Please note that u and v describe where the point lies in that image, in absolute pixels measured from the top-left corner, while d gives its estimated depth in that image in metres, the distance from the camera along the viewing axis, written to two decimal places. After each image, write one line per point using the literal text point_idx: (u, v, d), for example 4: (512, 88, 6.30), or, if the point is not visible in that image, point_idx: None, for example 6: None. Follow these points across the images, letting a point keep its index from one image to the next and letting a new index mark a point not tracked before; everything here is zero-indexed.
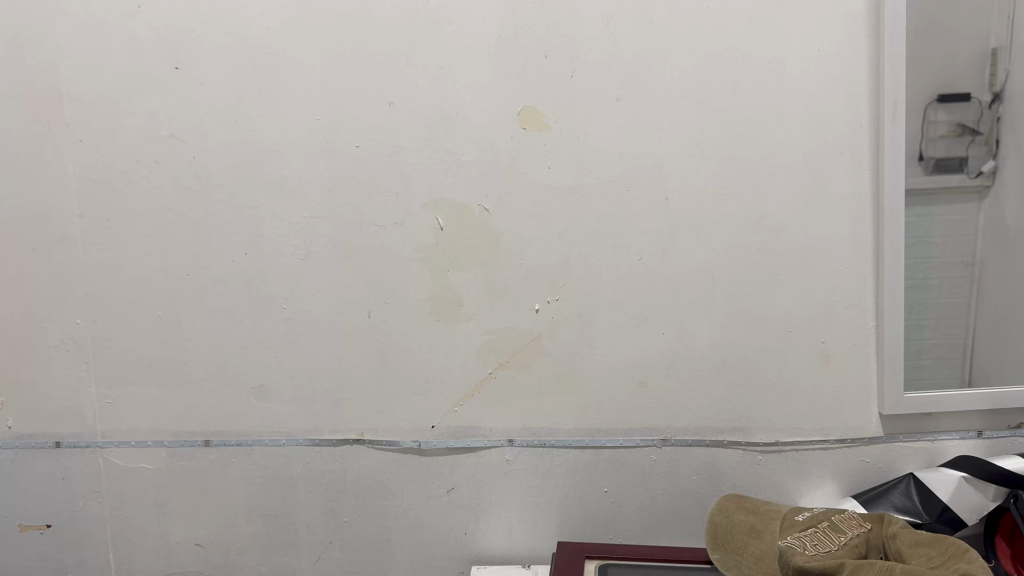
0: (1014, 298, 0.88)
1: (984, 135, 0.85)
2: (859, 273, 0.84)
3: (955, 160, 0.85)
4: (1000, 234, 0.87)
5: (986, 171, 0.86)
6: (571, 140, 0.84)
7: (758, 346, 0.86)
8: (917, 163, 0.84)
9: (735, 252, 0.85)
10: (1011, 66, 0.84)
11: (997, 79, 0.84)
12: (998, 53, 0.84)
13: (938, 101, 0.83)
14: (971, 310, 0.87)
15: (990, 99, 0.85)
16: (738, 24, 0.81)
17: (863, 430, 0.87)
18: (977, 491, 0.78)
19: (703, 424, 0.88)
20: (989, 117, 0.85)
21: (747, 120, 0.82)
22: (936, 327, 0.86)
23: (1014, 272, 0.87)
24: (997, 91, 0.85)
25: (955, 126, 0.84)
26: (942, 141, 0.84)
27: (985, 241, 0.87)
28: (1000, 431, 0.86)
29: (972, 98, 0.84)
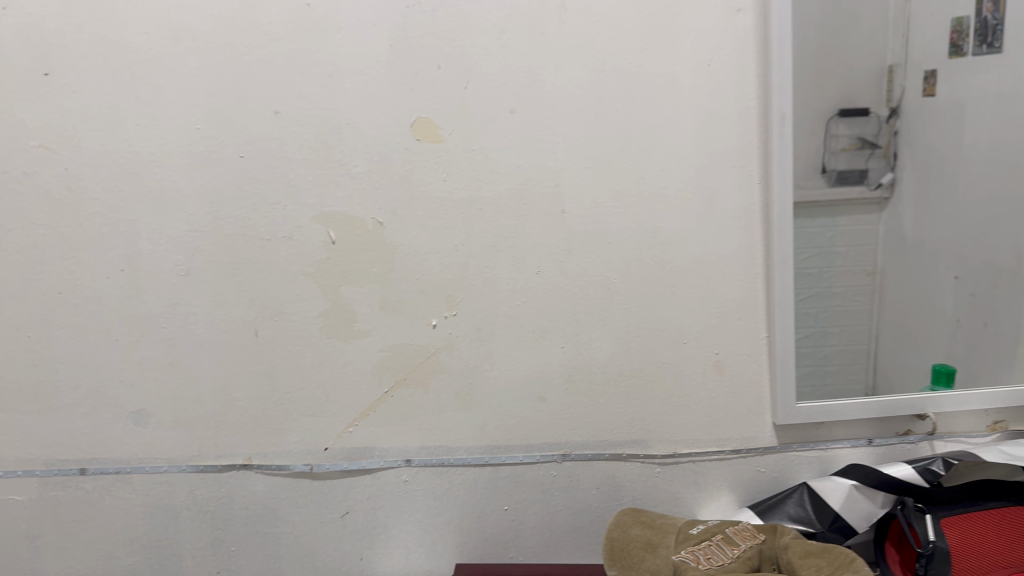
0: (910, 301, 0.95)
1: (882, 148, 0.93)
2: (750, 285, 0.85)
3: (857, 172, 0.91)
4: (900, 243, 0.95)
5: (885, 182, 0.94)
6: (465, 152, 0.82)
7: (655, 359, 0.86)
8: (820, 176, 0.87)
9: (631, 265, 0.84)
10: (904, 83, 0.91)
11: (894, 95, 0.92)
12: (895, 70, 0.91)
13: (839, 116, 0.88)
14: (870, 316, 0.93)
15: (887, 114, 0.92)
16: (630, 36, 0.81)
17: (757, 439, 0.87)
18: (867, 498, 0.80)
19: (602, 438, 0.87)
20: (885, 133, 0.93)
21: (640, 134, 0.82)
22: (841, 333, 0.90)
23: (910, 277, 0.95)
24: (894, 106, 0.92)
25: (855, 140, 0.90)
26: (843, 154, 0.89)
27: (884, 250, 0.94)
28: (888, 438, 0.88)
29: (871, 114, 0.91)
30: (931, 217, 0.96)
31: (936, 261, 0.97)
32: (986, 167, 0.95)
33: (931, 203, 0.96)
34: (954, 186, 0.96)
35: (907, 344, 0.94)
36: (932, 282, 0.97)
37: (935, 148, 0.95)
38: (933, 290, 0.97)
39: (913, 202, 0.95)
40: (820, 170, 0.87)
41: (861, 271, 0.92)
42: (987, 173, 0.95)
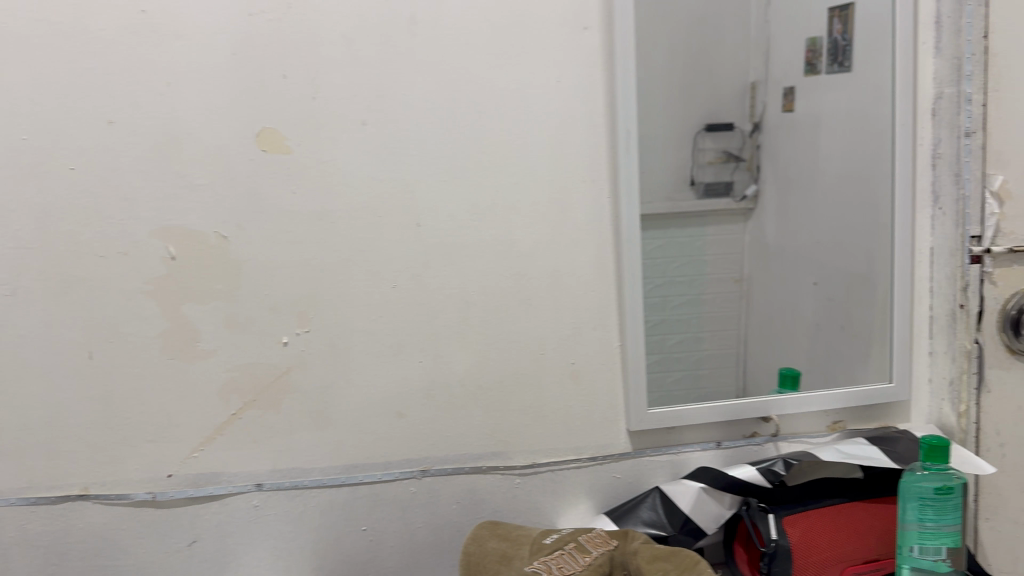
0: (787, 306, 1.10)
1: (746, 161, 1.18)
2: (603, 295, 0.87)
3: (721, 184, 1.15)
4: (763, 248, 1.14)
5: (750, 194, 1.17)
6: (314, 165, 0.80)
7: (512, 371, 0.86)
8: (692, 187, 1.07)
9: (487, 277, 0.84)
10: (766, 99, 1.16)
11: (756, 112, 1.17)
12: (757, 87, 1.16)
13: (705, 131, 1.10)
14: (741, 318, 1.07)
15: (750, 129, 1.17)
16: (482, 50, 0.81)
17: (613, 447, 0.89)
18: (715, 500, 0.83)
19: (461, 453, 0.86)
20: (747, 148, 1.18)
21: (494, 147, 0.83)
22: (712, 336, 1.02)
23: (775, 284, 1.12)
24: (757, 121, 1.18)
25: (719, 153, 1.14)
26: (708, 167, 1.12)
27: (748, 260, 1.12)
28: (735, 440, 0.91)
29: (738, 127, 1.16)
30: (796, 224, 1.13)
31: (801, 267, 1.12)
32: (800, 193, 1.14)
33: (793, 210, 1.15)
34: (823, 196, 1.10)
35: (786, 342, 1.04)
36: (795, 285, 1.12)
37: (793, 163, 1.16)
38: (800, 293, 1.11)
39: (773, 213, 1.17)
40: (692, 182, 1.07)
41: (729, 278, 1.09)
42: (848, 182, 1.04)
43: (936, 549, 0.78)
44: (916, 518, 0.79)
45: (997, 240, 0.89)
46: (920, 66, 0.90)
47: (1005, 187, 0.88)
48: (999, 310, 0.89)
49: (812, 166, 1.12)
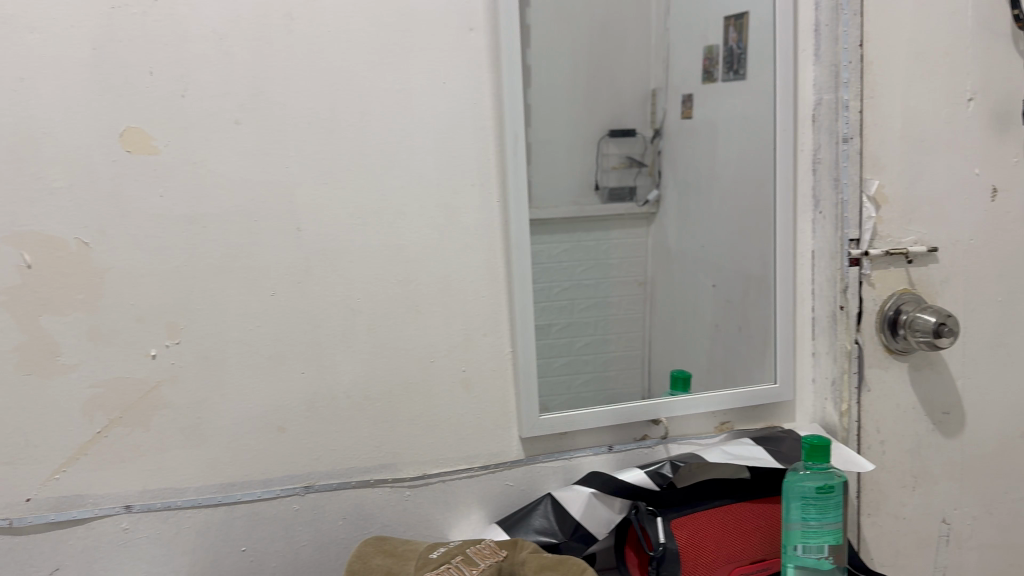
0: (686, 307, 1.11)
1: (648, 167, 1.26)
2: (494, 300, 0.86)
3: (626, 187, 1.25)
4: (664, 252, 1.17)
5: (651, 199, 1.25)
6: (184, 166, 0.75)
7: (401, 380, 0.83)
8: (596, 190, 1.19)
9: (373, 284, 0.81)
10: (666, 105, 1.24)
11: (657, 117, 1.26)
12: (657, 94, 1.25)
13: (608, 137, 1.24)
14: (644, 321, 1.10)
15: (650, 136, 1.26)
16: (363, 50, 0.78)
17: (505, 454, 0.88)
18: (605, 505, 0.82)
19: (347, 466, 0.83)
20: (649, 154, 1.26)
21: (378, 149, 0.80)
22: (618, 340, 1.06)
23: (676, 286, 1.13)
24: (657, 128, 1.26)
25: (623, 159, 1.25)
26: (613, 172, 1.24)
27: (651, 266, 1.16)
28: (627, 444, 0.91)
29: (636, 134, 1.26)
30: (693, 229, 1.16)
31: (699, 267, 1.12)
32: (698, 197, 1.17)
33: (691, 216, 1.17)
34: (719, 199, 1.11)
35: (682, 346, 1.05)
36: (695, 286, 1.11)
37: (692, 169, 1.19)
38: (701, 295, 1.10)
39: (674, 216, 1.20)
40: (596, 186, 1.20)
41: (631, 282, 1.14)
42: (736, 186, 1.06)
43: (818, 547, 0.79)
44: (800, 517, 0.80)
45: (874, 243, 0.92)
46: (801, 73, 0.93)
47: (880, 192, 0.91)
48: (876, 311, 0.93)
49: (707, 170, 1.15)
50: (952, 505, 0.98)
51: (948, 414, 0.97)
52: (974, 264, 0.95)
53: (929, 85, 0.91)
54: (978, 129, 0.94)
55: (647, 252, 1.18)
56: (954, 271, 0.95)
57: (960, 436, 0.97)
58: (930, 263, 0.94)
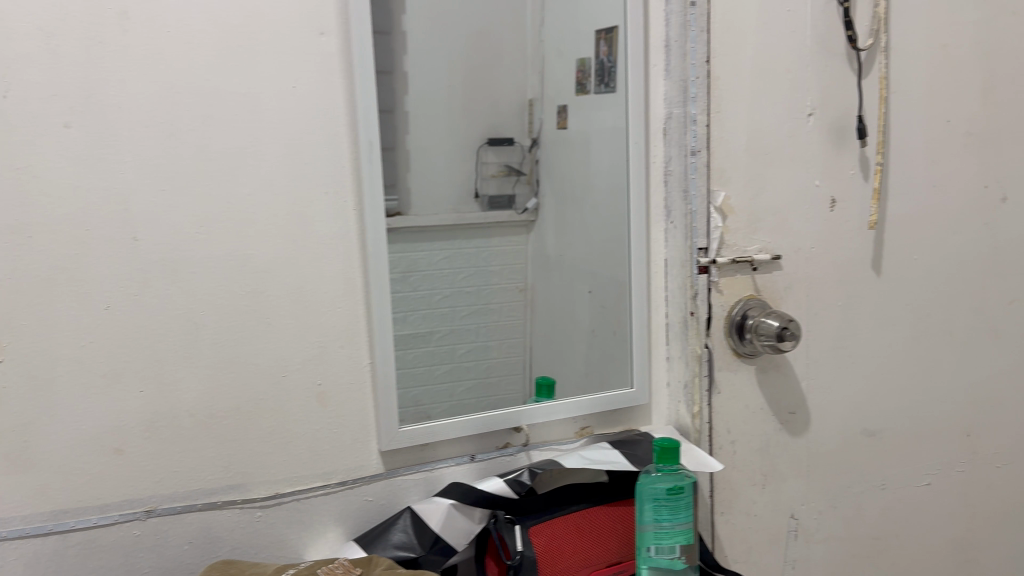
0: (558, 311, 1.11)
1: (526, 176, 1.20)
2: (350, 312, 0.84)
3: (504, 196, 1.19)
4: (541, 260, 1.15)
5: (530, 207, 1.20)
6: (6, 172, 0.70)
7: (251, 395, 0.80)
8: (474, 200, 1.17)
9: (220, 296, 0.78)
10: (542, 116, 1.20)
11: (535, 126, 1.20)
12: (534, 103, 1.21)
13: (486, 145, 1.17)
14: (526, 325, 1.09)
15: (529, 145, 1.20)
16: (204, 52, 0.75)
17: (363, 469, 0.86)
18: (465, 515, 0.82)
19: (192, 487, 0.79)
20: (528, 161, 1.19)
21: (222, 155, 0.77)
22: (499, 346, 1.03)
23: (550, 295, 1.12)
24: (535, 137, 1.20)
25: (501, 167, 1.18)
26: (492, 180, 1.18)
27: (530, 271, 1.13)
28: (489, 453, 0.91)
29: (514, 142, 1.19)
30: (569, 236, 1.15)
31: (574, 274, 1.11)
32: (575, 207, 1.15)
33: (567, 223, 1.16)
34: (586, 210, 1.12)
35: (560, 347, 1.06)
36: (570, 293, 1.11)
37: (568, 177, 1.17)
38: (575, 300, 1.10)
39: (552, 225, 1.17)
40: (474, 196, 1.17)
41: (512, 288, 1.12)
42: (603, 193, 1.06)
43: (671, 547, 0.82)
44: (652, 519, 0.82)
45: (721, 252, 0.96)
46: (652, 87, 0.96)
47: (727, 203, 0.95)
48: (724, 316, 0.97)
49: (575, 180, 1.15)
50: (800, 502, 1.03)
51: (794, 414, 1.01)
52: (814, 271, 1.01)
53: (772, 100, 0.96)
54: (816, 142, 0.99)
55: (527, 261, 1.14)
56: (796, 277, 1.00)
57: (805, 435, 1.02)
58: (774, 271, 0.98)
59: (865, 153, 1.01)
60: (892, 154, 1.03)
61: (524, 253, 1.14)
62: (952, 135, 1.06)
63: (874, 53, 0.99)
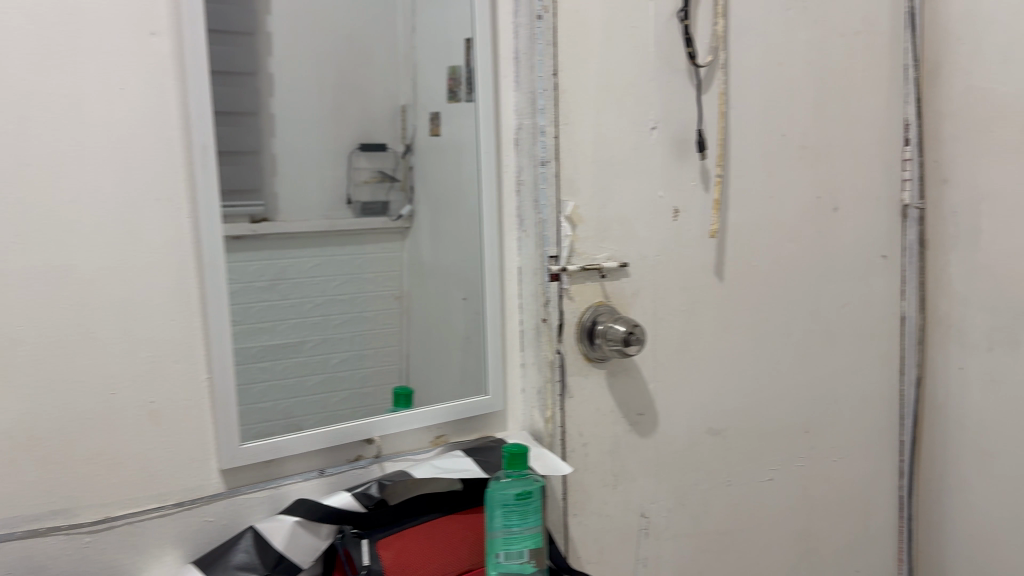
0: (440, 321, 1.11)
1: (399, 181, 1.23)
2: (186, 325, 0.81)
3: (378, 203, 1.24)
4: (418, 269, 1.15)
5: (404, 214, 1.23)
6: None
7: (76, 414, 0.76)
8: (347, 205, 1.21)
9: (40, 310, 0.73)
10: (416, 124, 1.22)
11: (408, 133, 1.23)
12: (406, 109, 1.24)
13: (358, 151, 1.23)
14: (402, 337, 1.10)
15: (401, 152, 1.24)
16: (20, 49, 0.70)
17: (203, 487, 0.83)
18: (311, 532, 0.80)
19: (11, 514, 0.73)
20: (401, 167, 1.24)
21: (41, 159, 0.72)
22: (374, 355, 1.06)
23: (425, 305, 1.13)
24: (408, 144, 1.23)
25: (375, 174, 1.23)
26: (365, 186, 1.23)
27: (408, 278, 1.15)
28: (339, 466, 0.90)
29: (387, 148, 1.25)
30: (446, 248, 1.12)
31: (451, 283, 1.10)
32: (449, 217, 1.12)
33: (443, 233, 1.14)
34: (455, 220, 1.11)
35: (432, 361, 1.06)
36: (450, 303, 1.10)
37: (441, 186, 1.15)
38: (454, 310, 1.09)
39: (428, 233, 1.17)
40: (346, 201, 1.21)
41: (388, 296, 1.14)
42: (462, 205, 1.08)
43: (520, 552, 0.83)
44: (502, 525, 0.82)
45: (572, 260, 0.97)
46: (503, 99, 0.97)
47: (575, 212, 0.97)
48: (575, 321, 0.98)
49: (440, 187, 1.15)
50: (648, 500, 1.07)
51: (642, 415, 1.05)
52: (660, 278, 1.04)
53: (617, 113, 0.98)
54: (660, 155, 1.02)
55: (403, 270, 1.16)
56: (642, 284, 1.03)
57: (653, 435, 1.06)
58: (621, 278, 1.01)
59: (706, 165, 1.05)
60: (731, 167, 1.07)
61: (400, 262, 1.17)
62: (786, 149, 1.12)
63: (713, 69, 1.04)
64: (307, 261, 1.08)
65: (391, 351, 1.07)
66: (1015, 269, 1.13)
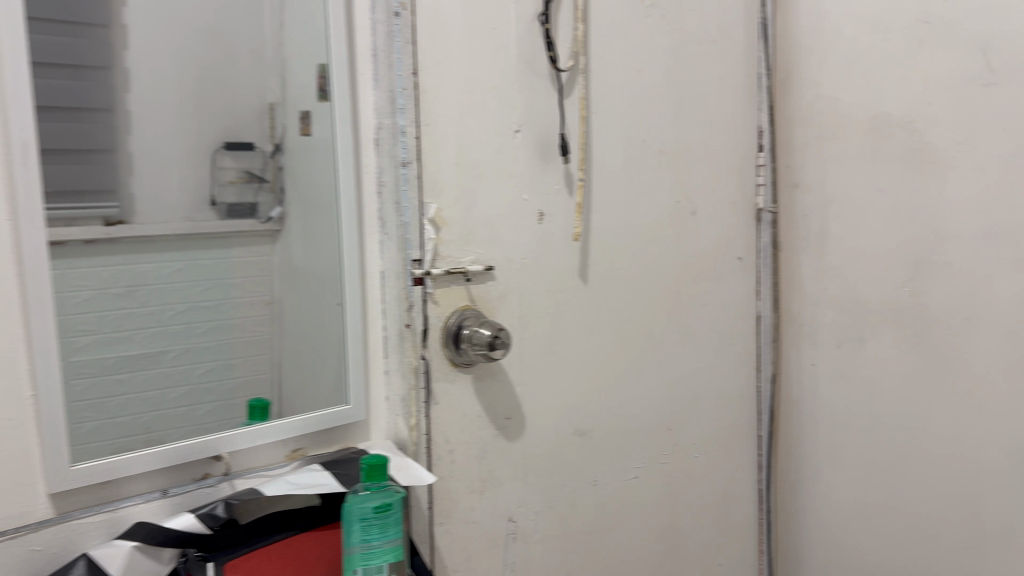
0: (314, 329, 1.02)
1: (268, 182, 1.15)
2: (6, 335, 0.74)
3: (246, 205, 1.17)
4: (291, 272, 1.07)
5: (274, 216, 1.13)
6: None
7: None
8: (211, 207, 1.16)
9: None
10: (284, 121, 1.13)
11: (277, 130, 1.14)
12: (276, 107, 1.15)
13: (224, 148, 1.18)
14: (274, 344, 1.03)
15: (270, 151, 1.15)
16: None
17: (28, 514, 0.75)
18: (151, 557, 0.74)
19: None
20: (269, 168, 1.15)
21: None
22: (242, 364, 1.00)
23: (297, 311, 1.05)
24: (276, 142, 1.14)
25: (241, 174, 1.17)
26: (231, 187, 1.17)
27: (280, 281, 1.08)
28: (185, 485, 0.84)
29: (255, 149, 1.16)
30: (320, 248, 1.02)
31: (326, 287, 1.00)
32: (320, 215, 1.02)
33: (315, 233, 1.04)
34: (326, 219, 1.01)
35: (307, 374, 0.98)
36: (325, 309, 1.00)
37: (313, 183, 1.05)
38: (328, 316, 1.00)
39: (301, 235, 1.07)
40: (210, 203, 1.16)
41: (257, 302, 1.07)
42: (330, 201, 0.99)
43: (378, 567, 0.79)
44: (360, 539, 0.79)
45: (436, 263, 0.94)
46: (362, 97, 0.94)
47: (439, 215, 0.94)
48: (440, 326, 0.96)
49: (310, 189, 1.05)
50: (516, 504, 1.05)
51: (509, 419, 1.03)
52: (526, 281, 1.03)
53: (481, 115, 0.97)
54: (525, 157, 1.01)
55: (275, 272, 1.08)
56: (509, 287, 1.02)
57: (520, 439, 1.04)
58: (487, 281, 0.99)
59: (569, 169, 1.06)
60: (593, 171, 1.08)
61: (272, 265, 1.09)
62: (647, 154, 1.14)
63: (575, 74, 1.04)
64: (169, 263, 1.03)
65: (263, 359, 1.01)
66: (859, 269, 1.19)
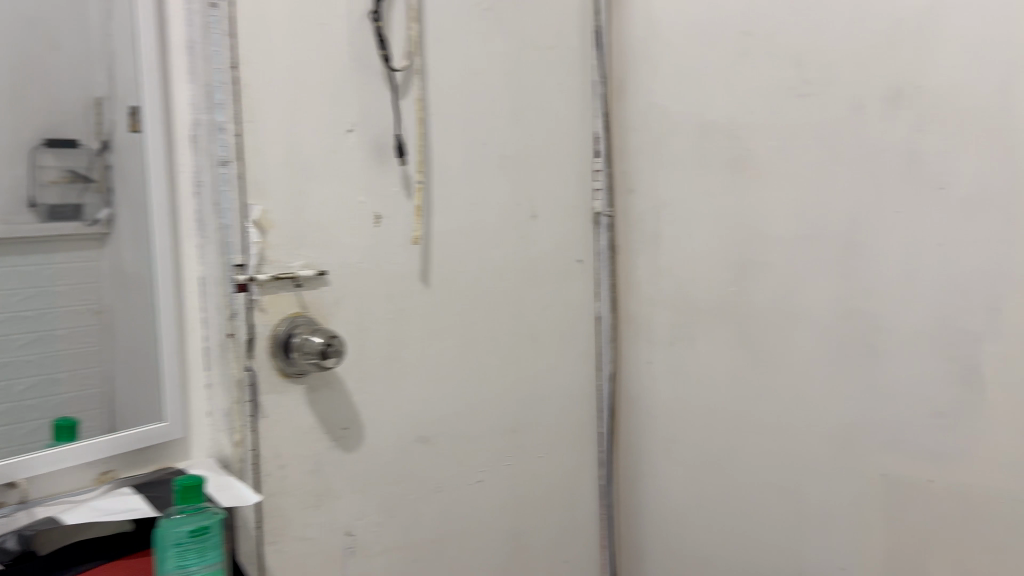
0: (139, 332, 0.94)
1: (95, 182, 1.00)
2: None
3: (69, 207, 1.03)
4: (119, 277, 0.96)
5: (102, 218, 0.99)
6: None
7: None
8: (29, 210, 1.01)
9: None
10: (112, 117, 0.97)
11: (103, 126, 0.99)
12: (102, 101, 0.99)
13: (45, 147, 1.03)
14: (105, 352, 0.96)
15: (96, 148, 1.00)
16: None
17: None
18: None
19: None
20: (96, 167, 1.01)
21: None
22: (70, 378, 0.94)
23: (125, 319, 0.96)
24: (104, 139, 0.99)
25: (65, 173, 1.02)
26: (54, 187, 1.02)
27: (111, 290, 0.97)
28: None
29: (80, 145, 1.02)
30: (145, 249, 0.91)
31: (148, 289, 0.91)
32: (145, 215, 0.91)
33: (138, 232, 0.93)
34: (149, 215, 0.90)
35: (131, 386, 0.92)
36: (147, 311, 0.91)
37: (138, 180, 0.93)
38: (150, 319, 0.91)
39: (128, 233, 0.95)
40: (28, 204, 1.01)
41: (87, 312, 0.98)
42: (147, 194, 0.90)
43: None
44: (176, 566, 0.73)
45: (261, 268, 0.89)
46: (173, 91, 0.89)
47: (265, 216, 0.89)
48: (267, 335, 0.90)
49: (139, 186, 0.92)
50: (356, 517, 1.00)
51: (346, 430, 0.98)
52: (362, 285, 0.99)
53: (310, 112, 0.92)
54: (359, 157, 0.97)
55: (104, 279, 0.97)
56: (344, 293, 0.97)
57: (359, 450, 1.00)
58: (321, 287, 0.95)
59: (406, 171, 1.02)
60: (432, 173, 1.06)
61: (99, 270, 0.98)
62: (486, 157, 1.13)
63: (410, 74, 1.02)
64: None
65: (93, 372, 0.95)
66: (691, 270, 1.24)
